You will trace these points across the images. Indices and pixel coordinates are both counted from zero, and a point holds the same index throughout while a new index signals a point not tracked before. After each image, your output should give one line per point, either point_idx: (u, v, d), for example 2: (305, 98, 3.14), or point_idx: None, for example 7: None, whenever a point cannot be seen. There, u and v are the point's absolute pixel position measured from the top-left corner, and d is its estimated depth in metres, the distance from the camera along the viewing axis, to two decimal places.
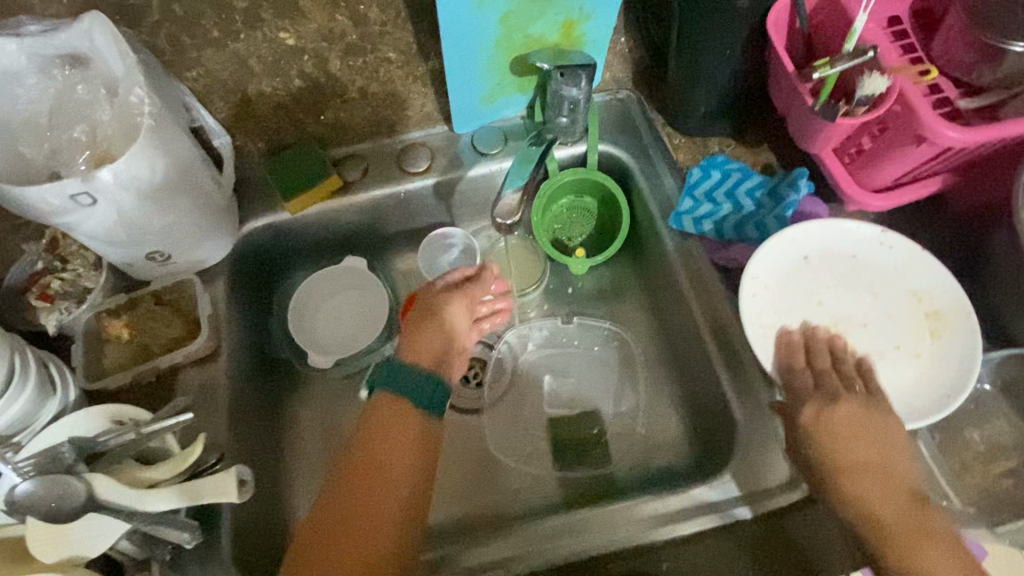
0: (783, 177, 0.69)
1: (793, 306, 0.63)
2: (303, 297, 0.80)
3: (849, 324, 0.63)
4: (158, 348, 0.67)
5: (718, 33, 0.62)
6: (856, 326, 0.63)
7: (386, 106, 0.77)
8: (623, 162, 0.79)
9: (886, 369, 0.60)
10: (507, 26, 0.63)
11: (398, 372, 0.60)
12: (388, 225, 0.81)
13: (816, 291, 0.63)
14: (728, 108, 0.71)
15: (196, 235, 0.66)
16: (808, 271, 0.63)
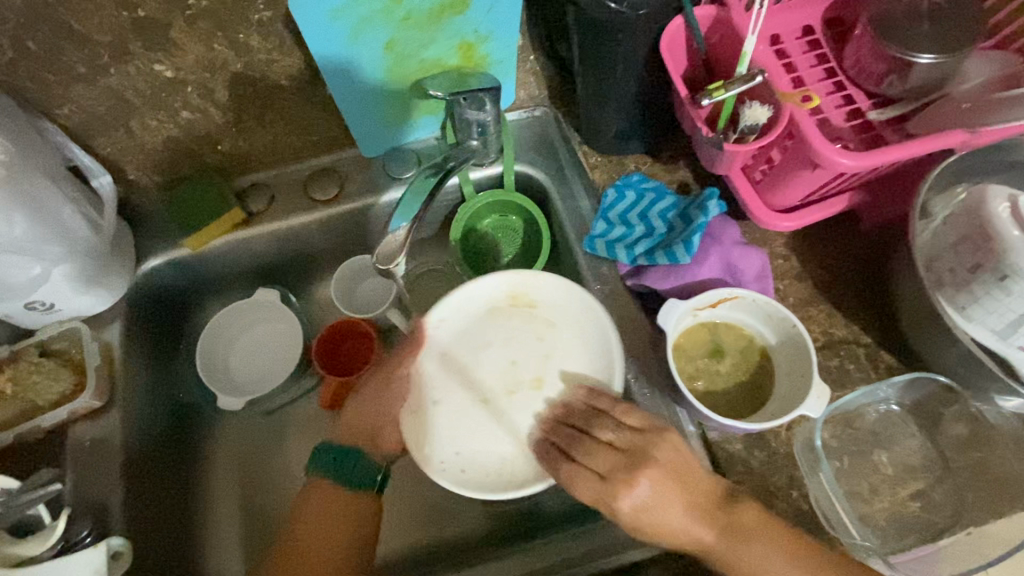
0: (694, 199, 0.67)
1: (481, 425, 0.60)
2: (216, 333, 0.77)
3: (511, 380, 0.62)
4: (42, 405, 0.63)
5: (615, 55, 0.61)
6: (538, 347, 0.63)
7: (288, 133, 0.72)
8: (541, 183, 0.76)
9: (573, 355, 0.61)
10: (395, 54, 0.60)
11: (320, 456, 0.61)
12: (301, 254, 0.78)
13: (451, 397, 0.61)
14: (639, 126, 0.70)
15: (80, 281, 0.62)
16: (452, 368, 0.62)
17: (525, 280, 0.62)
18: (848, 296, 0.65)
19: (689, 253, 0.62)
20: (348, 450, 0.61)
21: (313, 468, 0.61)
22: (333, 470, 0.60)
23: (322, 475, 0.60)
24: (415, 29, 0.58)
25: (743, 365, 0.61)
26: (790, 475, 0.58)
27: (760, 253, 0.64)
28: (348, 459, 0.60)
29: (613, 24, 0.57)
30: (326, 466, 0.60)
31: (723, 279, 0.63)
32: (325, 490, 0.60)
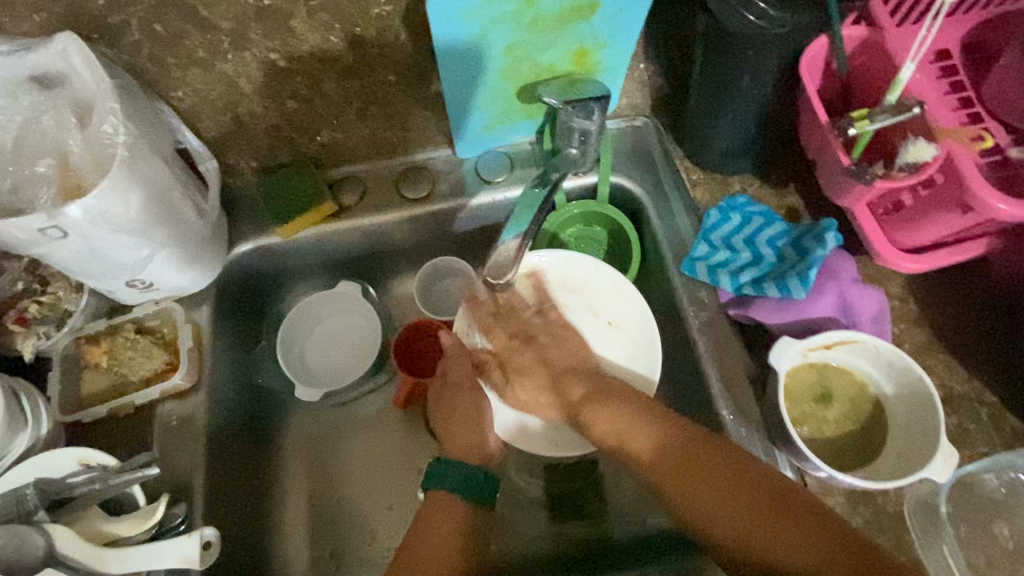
0: (810, 228, 0.63)
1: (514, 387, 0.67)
2: (294, 323, 0.76)
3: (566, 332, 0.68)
4: (134, 380, 0.64)
5: (745, 72, 0.57)
6: (595, 323, 0.69)
7: (385, 128, 0.71)
8: (635, 197, 0.72)
9: (610, 343, 0.68)
10: (513, 57, 0.59)
11: (446, 471, 0.58)
12: (385, 251, 0.77)
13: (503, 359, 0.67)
14: (753, 146, 0.66)
15: (180, 265, 0.63)
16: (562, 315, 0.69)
17: (584, 269, 0.69)
18: (971, 349, 0.60)
19: (805, 289, 0.59)
20: (474, 470, 0.59)
21: (437, 485, 0.58)
22: (461, 490, 0.58)
23: (445, 491, 0.58)
24: (537, 33, 0.56)
25: (853, 413, 0.57)
26: (897, 538, 0.54)
27: (878, 293, 0.60)
28: (474, 478, 0.58)
29: (752, 39, 0.53)
30: (453, 482, 0.58)
31: (838, 317, 0.60)
32: (451, 509, 0.57)
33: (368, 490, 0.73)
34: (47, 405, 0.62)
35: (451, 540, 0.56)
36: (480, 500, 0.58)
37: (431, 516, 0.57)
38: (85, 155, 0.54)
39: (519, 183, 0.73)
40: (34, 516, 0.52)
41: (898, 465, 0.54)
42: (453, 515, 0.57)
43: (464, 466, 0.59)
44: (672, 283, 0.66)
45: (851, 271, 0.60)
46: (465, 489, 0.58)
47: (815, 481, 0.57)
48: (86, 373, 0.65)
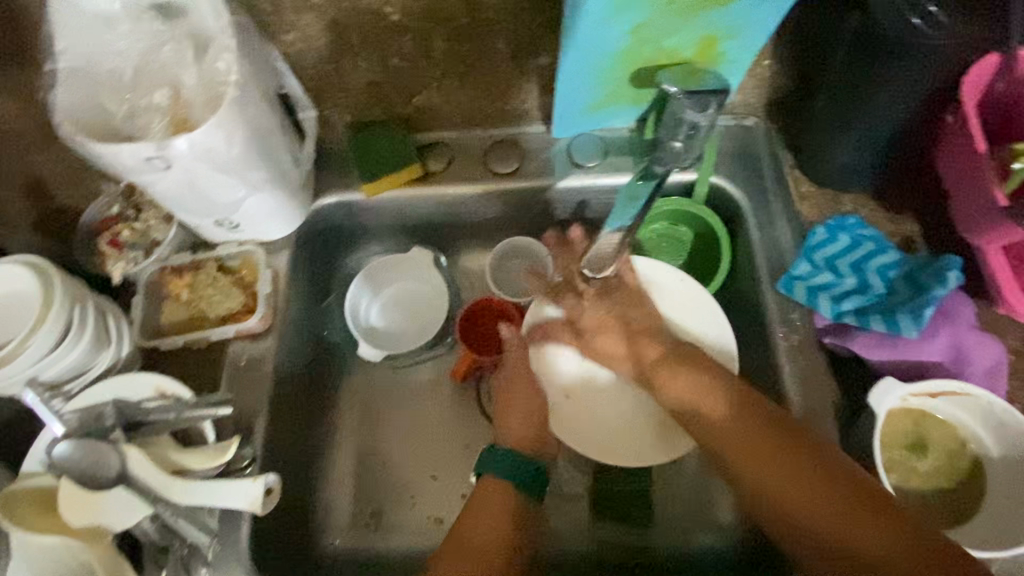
0: (928, 262, 0.57)
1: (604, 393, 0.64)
2: (364, 284, 0.75)
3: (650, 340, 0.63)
4: (210, 317, 0.66)
5: (889, 85, 0.51)
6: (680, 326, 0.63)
7: (482, 97, 0.69)
8: (733, 202, 0.67)
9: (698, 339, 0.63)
10: (638, 38, 0.55)
11: (500, 459, 0.58)
12: (464, 221, 0.75)
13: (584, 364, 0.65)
14: (876, 166, 0.60)
15: (267, 209, 0.63)
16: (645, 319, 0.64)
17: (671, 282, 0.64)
18: None
19: (917, 328, 0.54)
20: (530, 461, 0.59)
21: (489, 471, 0.58)
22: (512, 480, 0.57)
23: (502, 480, 0.57)
24: (670, 15, 0.52)
25: (947, 469, 0.53)
26: None
27: (997, 344, 0.55)
28: (524, 466, 0.58)
29: (913, 47, 0.47)
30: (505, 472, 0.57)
31: (947, 364, 0.55)
32: (503, 497, 0.56)
33: (413, 457, 0.73)
34: (129, 329, 0.64)
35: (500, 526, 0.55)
36: (529, 492, 0.57)
37: (481, 501, 0.56)
38: (197, 89, 0.54)
39: (611, 171, 0.69)
40: (111, 434, 0.53)
41: (994, 534, 0.49)
42: (502, 505, 0.56)
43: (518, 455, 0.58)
44: (763, 299, 0.62)
45: (971, 316, 0.55)
46: (518, 480, 0.57)
47: None
48: (166, 303, 0.67)
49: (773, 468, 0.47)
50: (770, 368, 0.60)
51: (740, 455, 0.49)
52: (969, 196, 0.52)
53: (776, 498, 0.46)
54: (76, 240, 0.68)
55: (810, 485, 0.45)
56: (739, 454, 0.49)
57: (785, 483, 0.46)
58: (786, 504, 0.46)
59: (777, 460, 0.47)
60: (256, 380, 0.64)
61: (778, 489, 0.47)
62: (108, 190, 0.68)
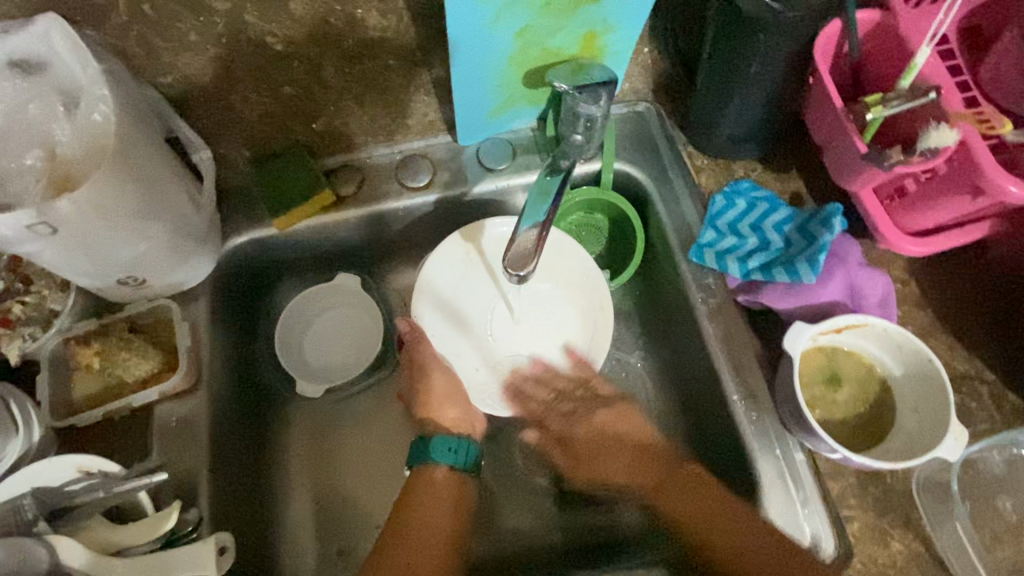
0: (815, 214, 0.63)
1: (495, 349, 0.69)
2: (293, 320, 0.74)
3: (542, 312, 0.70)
4: (129, 382, 0.62)
5: (755, 58, 0.56)
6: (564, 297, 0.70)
7: (384, 116, 0.69)
8: (639, 185, 0.71)
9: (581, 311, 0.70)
10: (523, 40, 0.57)
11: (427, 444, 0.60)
12: (384, 241, 0.74)
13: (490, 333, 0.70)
14: (758, 132, 0.65)
15: (172, 261, 0.60)
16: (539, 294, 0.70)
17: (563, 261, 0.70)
18: (972, 330, 0.61)
19: (815, 273, 0.59)
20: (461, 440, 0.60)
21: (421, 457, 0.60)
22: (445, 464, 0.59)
23: (436, 465, 0.59)
24: (549, 14, 0.54)
25: (863, 396, 0.58)
26: (906, 515, 0.55)
27: (884, 277, 0.61)
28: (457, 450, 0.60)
29: (768, 21, 0.52)
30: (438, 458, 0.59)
31: (846, 301, 0.61)
32: (439, 480, 0.59)
33: (373, 486, 0.72)
34: (38, 411, 0.59)
35: (439, 511, 0.57)
36: (464, 468, 0.60)
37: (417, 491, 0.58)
38: (74, 145, 0.51)
39: (521, 170, 0.70)
40: (34, 527, 0.51)
41: (908, 446, 0.55)
42: (436, 489, 0.58)
43: (451, 437, 0.60)
44: (680, 269, 0.66)
45: (859, 254, 0.61)
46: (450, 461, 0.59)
47: (824, 463, 0.58)
48: (76, 376, 0.62)
49: (683, 509, 0.57)
50: (697, 333, 0.64)
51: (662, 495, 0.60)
52: (839, 147, 0.57)
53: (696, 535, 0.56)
54: None
55: (715, 522, 0.55)
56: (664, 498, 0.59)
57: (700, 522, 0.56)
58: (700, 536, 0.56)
59: (691, 504, 0.57)
60: (190, 439, 0.60)
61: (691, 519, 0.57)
62: None
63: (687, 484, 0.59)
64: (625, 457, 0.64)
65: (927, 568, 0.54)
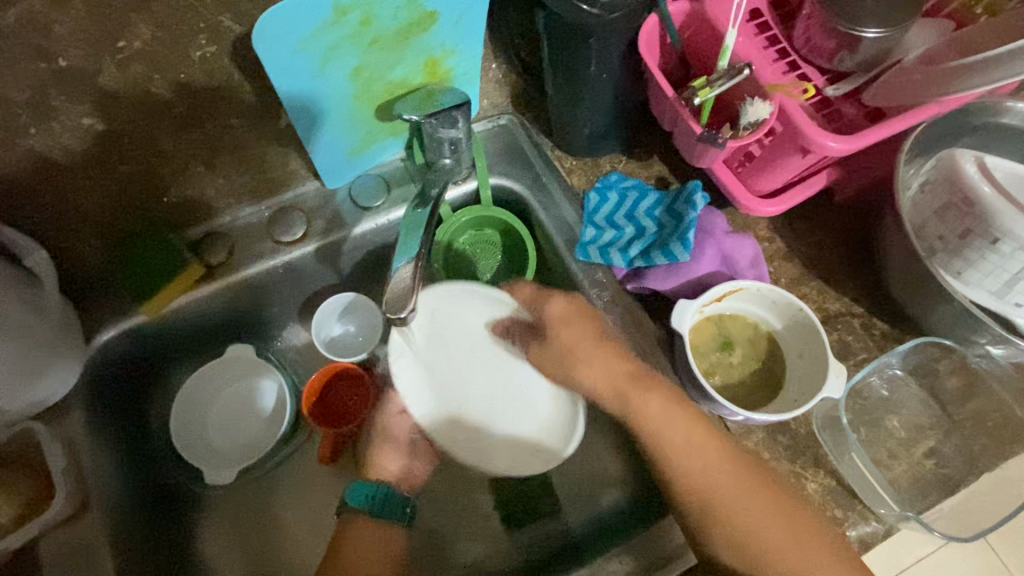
0: (679, 193, 0.66)
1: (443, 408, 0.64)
2: (188, 405, 0.69)
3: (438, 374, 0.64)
4: (0, 526, 0.55)
5: (589, 58, 0.58)
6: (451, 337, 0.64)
7: (241, 173, 0.65)
8: (517, 195, 0.72)
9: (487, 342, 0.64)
10: (362, 79, 0.56)
11: (361, 491, 0.61)
12: (271, 302, 0.71)
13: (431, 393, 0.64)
14: (614, 127, 0.68)
15: (27, 381, 0.55)
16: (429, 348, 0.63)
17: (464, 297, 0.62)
18: (836, 272, 0.67)
19: (688, 250, 0.62)
20: (387, 488, 0.62)
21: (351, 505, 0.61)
22: (372, 508, 0.61)
23: (364, 513, 0.60)
24: (380, 50, 0.54)
25: (755, 353, 0.62)
26: (814, 455, 0.59)
27: (751, 240, 0.65)
28: (385, 494, 0.62)
29: (587, 27, 0.55)
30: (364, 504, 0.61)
31: (722, 269, 0.64)
32: (364, 530, 0.60)
33: (310, 550, 0.68)
34: None
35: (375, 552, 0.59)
36: (391, 516, 0.61)
37: (353, 538, 0.59)
38: None
39: (398, 203, 0.69)
40: None
41: (801, 391, 0.59)
42: (370, 535, 0.60)
43: (370, 484, 0.62)
44: (571, 270, 0.68)
45: (726, 222, 0.65)
46: (371, 509, 0.61)
47: (735, 424, 0.61)
48: None
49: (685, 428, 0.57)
50: None
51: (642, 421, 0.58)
52: (681, 131, 0.61)
53: (666, 447, 0.57)
54: None
55: (809, 562, 0.52)
56: (654, 419, 0.58)
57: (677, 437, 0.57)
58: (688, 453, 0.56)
59: (789, 521, 0.53)
60: (88, 567, 0.55)
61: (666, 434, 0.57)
62: None
63: (763, 507, 0.54)
64: (710, 459, 0.56)
65: (843, 499, 0.58)
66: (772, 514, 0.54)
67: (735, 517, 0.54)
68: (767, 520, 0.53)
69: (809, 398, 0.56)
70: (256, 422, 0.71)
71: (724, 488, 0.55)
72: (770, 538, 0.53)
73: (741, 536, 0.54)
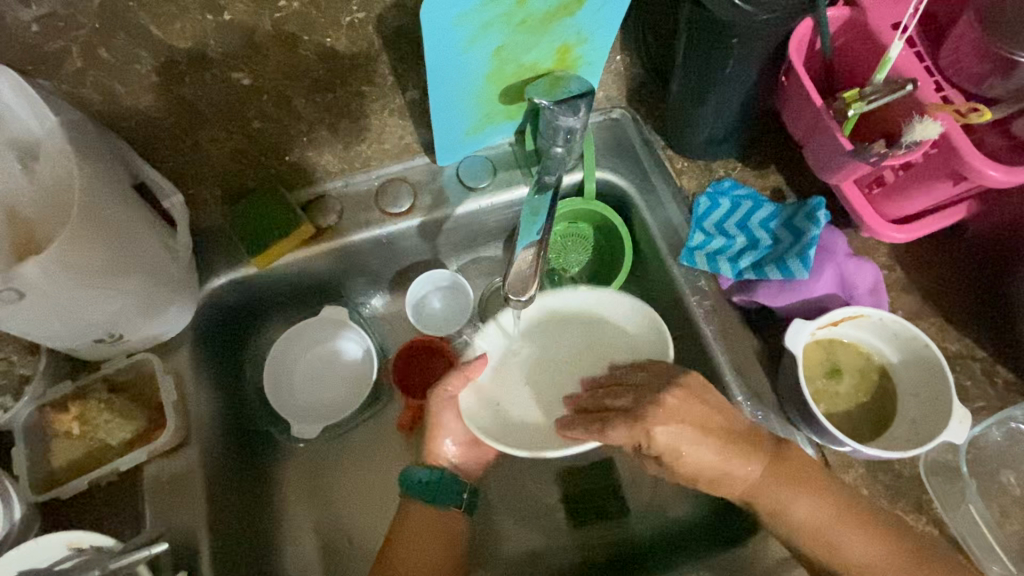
0: (799, 207, 0.64)
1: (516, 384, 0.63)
2: (279, 359, 0.71)
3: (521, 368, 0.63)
4: (114, 444, 0.59)
5: (731, 59, 0.56)
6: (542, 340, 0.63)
7: (358, 140, 0.66)
8: (622, 191, 0.70)
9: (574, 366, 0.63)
10: (499, 59, 0.56)
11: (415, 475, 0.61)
12: (366, 270, 0.71)
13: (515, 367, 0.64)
14: (736, 133, 0.65)
15: (153, 316, 0.58)
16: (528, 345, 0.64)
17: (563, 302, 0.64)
18: (959, 311, 0.63)
19: (807, 269, 0.59)
20: (442, 475, 0.62)
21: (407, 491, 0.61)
22: (421, 494, 0.61)
23: (417, 499, 0.60)
24: (524, 32, 0.54)
25: (863, 385, 0.59)
26: (916, 499, 0.56)
27: (873, 266, 0.62)
28: (434, 481, 0.61)
29: (739, 25, 0.53)
30: (413, 488, 0.61)
31: (838, 293, 0.61)
32: (416, 514, 0.60)
33: (380, 511, 0.70)
34: (17, 486, 0.55)
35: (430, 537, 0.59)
36: (444, 505, 0.61)
37: (408, 523, 0.59)
38: (41, 203, 0.49)
39: (504, 187, 0.69)
40: None
41: (914, 432, 0.56)
42: (426, 520, 0.59)
43: (422, 470, 0.62)
44: (672, 275, 0.66)
45: (846, 243, 0.62)
46: (423, 495, 0.61)
47: (834, 454, 0.59)
48: (55, 444, 0.59)
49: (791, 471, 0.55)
50: (697, 336, 0.64)
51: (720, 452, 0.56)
52: (822, 143, 0.58)
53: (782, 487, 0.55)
54: None
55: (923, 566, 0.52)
56: (758, 466, 0.55)
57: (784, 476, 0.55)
58: (807, 500, 0.54)
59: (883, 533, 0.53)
60: (187, 498, 0.57)
61: (768, 472, 0.55)
62: None
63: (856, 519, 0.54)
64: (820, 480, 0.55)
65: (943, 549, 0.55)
66: (872, 529, 0.53)
67: (838, 549, 0.54)
68: (876, 555, 0.53)
69: (927, 440, 0.54)
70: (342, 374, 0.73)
71: (835, 527, 0.54)
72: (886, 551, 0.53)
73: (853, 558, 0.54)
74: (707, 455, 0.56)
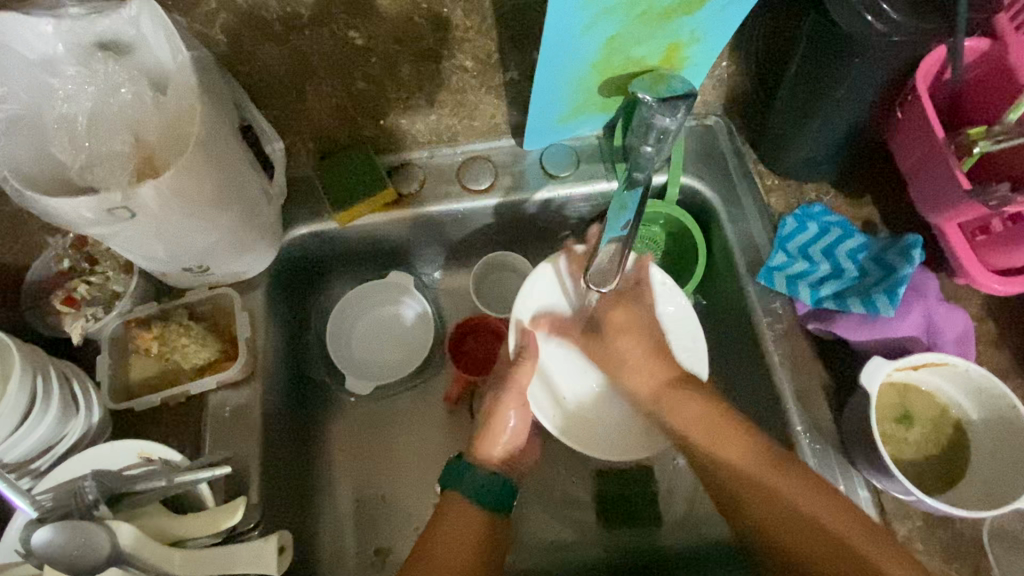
0: (893, 243, 0.61)
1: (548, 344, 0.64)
2: (342, 315, 0.73)
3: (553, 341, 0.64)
4: (187, 369, 0.62)
5: (850, 80, 0.54)
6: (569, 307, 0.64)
7: (452, 115, 0.68)
8: (705, 201, 0.68)
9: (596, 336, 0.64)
10: (610, 49, 0.55)
11: (466, 470, 0.57)
12: (438, 240, 0.72)
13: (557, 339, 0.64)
14: (837, 158, 0.63)
15: (240, 252, 0.61)
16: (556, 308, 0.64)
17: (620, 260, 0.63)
18: None
19: (893, 306, 0.57)
20: (493, 476, 0.57)
21: (452, 485, 0.57)
22: (476, 495, 0.56)
23: (468, 498, 0.56)
24: (642, 24, 0.53)
25: (935, 435, 0.56)
26: (975, 563, 0.54)
27: (964, 315, 0.59)
28: (492, 485, 0.57)
29: (867, 45, 0.50)
30: (467, 487, 0.56)
31: (923, 337, 0.59)
32: (464, 512, 0.55)
33: (414, 476, 0.71)
34: (99, 392, 0.59)
35: (468, 542, 0.53)
36: (495, 508, 0.56)
37: (448, 518, 0.55)
38: (161, 131, 0.52)
39: (586, 179, 0.68)
40: (95, 511, 0.49)
41: (983, 494, 0.53)
42: (468, 520, 0.55)
43: (483, 472, 0.57)
44: (745, 292, 0.64)
45: (938, 288, 0.59)
46: (478, 497, 0.56)
47: (891, 502, 0.56)
48: (135, 359, 0.62)
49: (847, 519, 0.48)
50: (763, 358, 0.62)
51: (785, 489, 0.50)
52: (937, 180, 0.55)
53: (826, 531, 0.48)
54: (21, 301, 0.63)
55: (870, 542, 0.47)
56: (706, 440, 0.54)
57: (842, 523, 0.48)
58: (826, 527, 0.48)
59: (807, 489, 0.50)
60: (247, 431, 0.60)
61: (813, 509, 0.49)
62: (55, 243, 0.64)
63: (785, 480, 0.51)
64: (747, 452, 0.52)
65: None
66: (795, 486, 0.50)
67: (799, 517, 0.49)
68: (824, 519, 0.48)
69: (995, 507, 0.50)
70: (399, 324, 0.75)
71: (765, 487, 0.51)
72: (832, 520, 0.48)
73: (803, 520, 0.49)
74: (760, 485, 0.51)
